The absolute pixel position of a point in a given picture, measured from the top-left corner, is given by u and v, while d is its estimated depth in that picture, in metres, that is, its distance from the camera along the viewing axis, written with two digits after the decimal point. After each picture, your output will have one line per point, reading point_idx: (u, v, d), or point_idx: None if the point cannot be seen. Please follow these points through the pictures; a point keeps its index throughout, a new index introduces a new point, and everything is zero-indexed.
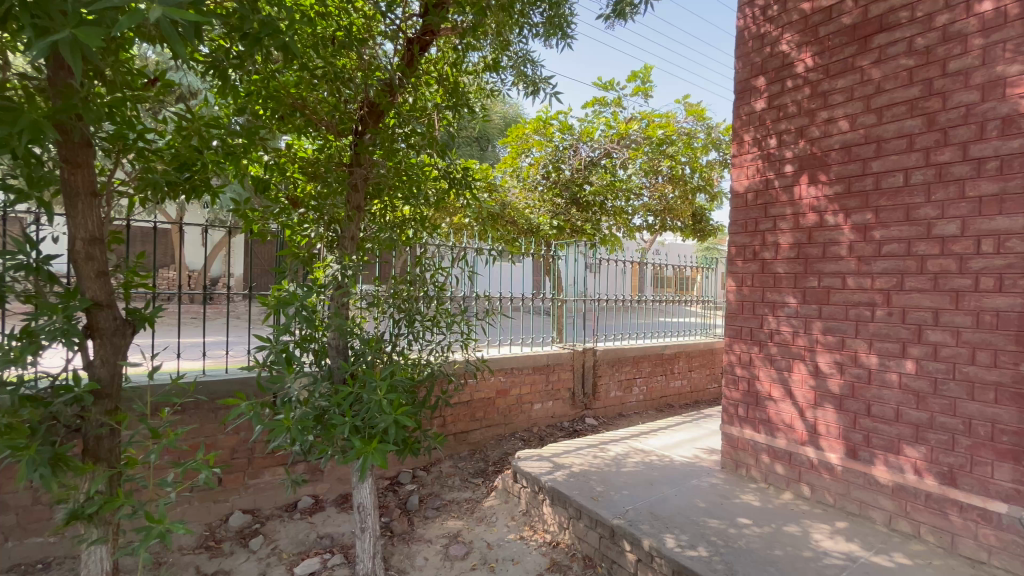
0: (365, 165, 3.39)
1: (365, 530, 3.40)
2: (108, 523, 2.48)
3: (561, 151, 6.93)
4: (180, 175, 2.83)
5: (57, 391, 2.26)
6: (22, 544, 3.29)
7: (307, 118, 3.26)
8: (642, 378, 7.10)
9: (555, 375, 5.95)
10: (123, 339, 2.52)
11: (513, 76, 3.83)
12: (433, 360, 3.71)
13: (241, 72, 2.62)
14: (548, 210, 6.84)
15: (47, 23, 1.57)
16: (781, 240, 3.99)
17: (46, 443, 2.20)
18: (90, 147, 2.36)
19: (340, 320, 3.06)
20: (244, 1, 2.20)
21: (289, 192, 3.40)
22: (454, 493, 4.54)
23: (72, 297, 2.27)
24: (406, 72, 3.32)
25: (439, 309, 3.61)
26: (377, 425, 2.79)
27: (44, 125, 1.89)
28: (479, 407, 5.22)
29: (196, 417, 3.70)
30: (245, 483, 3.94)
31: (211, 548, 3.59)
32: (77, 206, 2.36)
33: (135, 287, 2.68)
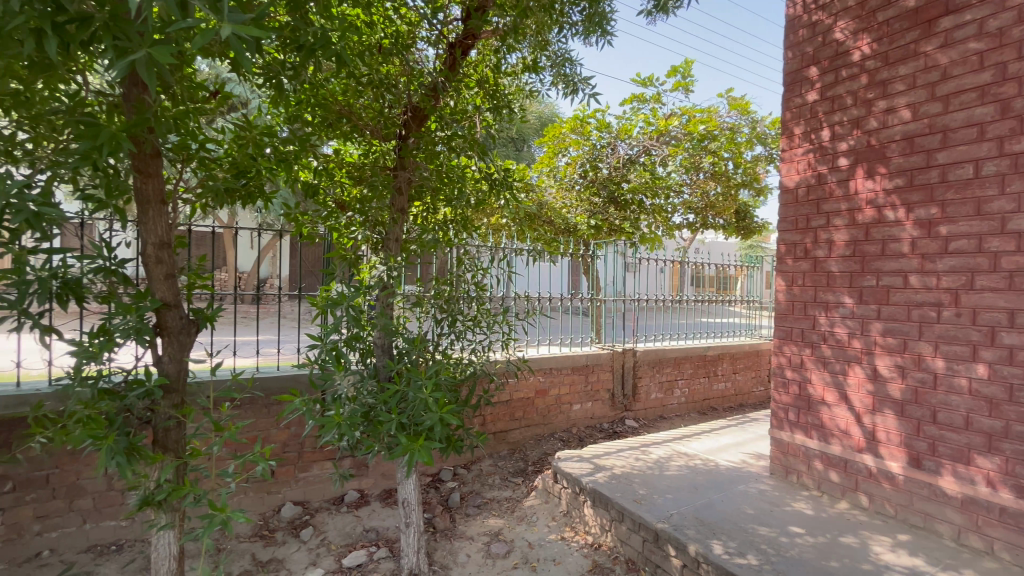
0: (409, 168, 3.47)
1: (410, 525, 3.47)
2: (175, 510, 2.64)
3: (598, 149, 6.84)
4: (237, 182, 2.95)
5: (130, 386, 2.43)
6: (98, 527, 3.55)
7: (354, 124, 3.36)
8: (683, 379, 6.94)
9: (594, 375, 5.90)
10: (189, 337, 2.68)
11: (552, 76, 3.81)
12: (474, 360, 3.76)
13: (293, 83, 2.73)
14: (586, 209, 6.76)
15: (127, 44, 1.71)
16: (836, 237, 3.81)
17: (122, 433, 2.36)
18: (159, 157, 2.52)
19: (386, 320, 3.15)
20: (299, 15, 2.32)
21: (337, 197, 3.53)
22: (495, 492, 4.58)
23: (143, 297, 2.44)
24: (448, 76, 3.41)
25: (479, 309, 3.70)
26: (423, 422, 2.86)
27: (121, 138, 2.05)
28: (519, 407, 5.24)
29: (252, 412, 3.89)
30: (296, 475, 4.10)
31: (265, 537, 3.76)
32: (148, 212, 2.53)
33: (198, 288, 2.84)
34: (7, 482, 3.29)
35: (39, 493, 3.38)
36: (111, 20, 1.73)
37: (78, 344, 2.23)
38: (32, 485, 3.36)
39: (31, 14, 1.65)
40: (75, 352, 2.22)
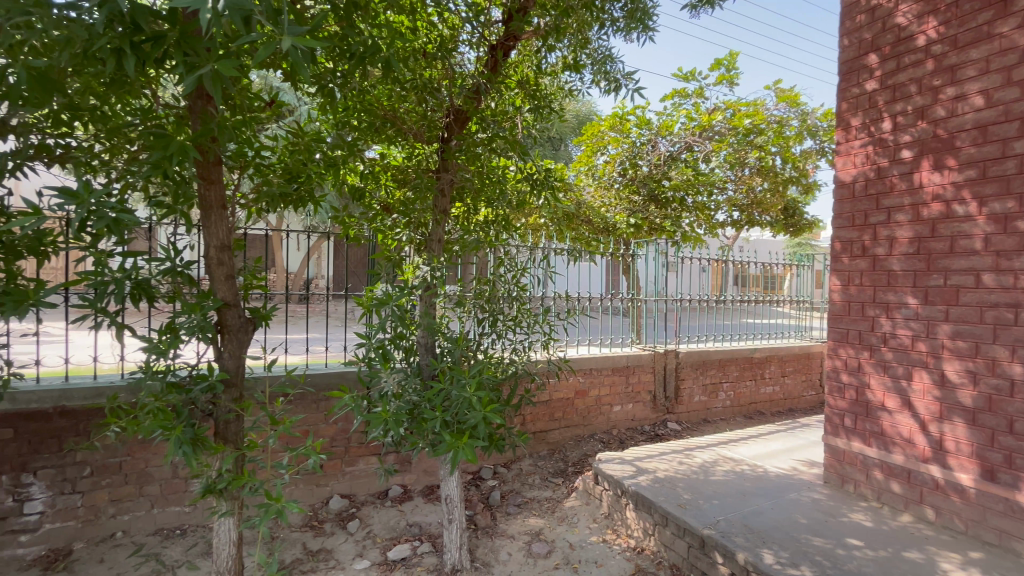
0: (451, 170, 3.52)
1: (452, 521, 3.53)
2: (235, 498, 2.79)
3: (638, 146, 6.69)
4: (290, 186, 3.09)
5: (195, 380, 2.59)
6: (165, 512, 3.79)
7: (398, 128, 3.44)
8: (728, 382, 6.71)
9: (635, 377, 5.80)
10: (247, 334, 2.83)
11: (593, 74, 3.76)
12: (516, 360, 3.77)
13: (342, 89, 2.82)
14: (625, 208, 6.63)
15: (195, 60, 1.83)
16: (898, 234, 3.60)
17: (188, 425, 2.52)
18: (220, 165, 2.68)
19: (430, 320, 3.22)
20: (349, 25, 2.42)
21: (383, 199, 3.62)
22: (535, 492, 4.59)
23: (207, 297, 2.59)
24: (491, 78, 3.44)
25: (520, 309, 3.71)
26: (467, 420, 2.91)
27: (188, 147, 2.20)
28: (559, 407, 5.22)
29: (303, 407, 4.06)
30: (343, 469, 4.24)
31: (315, 527, 3.91)
32: (211, 217, 2.69)
33: (254, 288, 2.99)
34: (86, 467, 3.56)
35: (113, 479, 3.64)
36: (181, 38, 1.87)
37: (149, 341, 2.39)
38: (107, 470, 3.62)
39: (114, 36, 1.81)
40: (146, 349, 2.38)
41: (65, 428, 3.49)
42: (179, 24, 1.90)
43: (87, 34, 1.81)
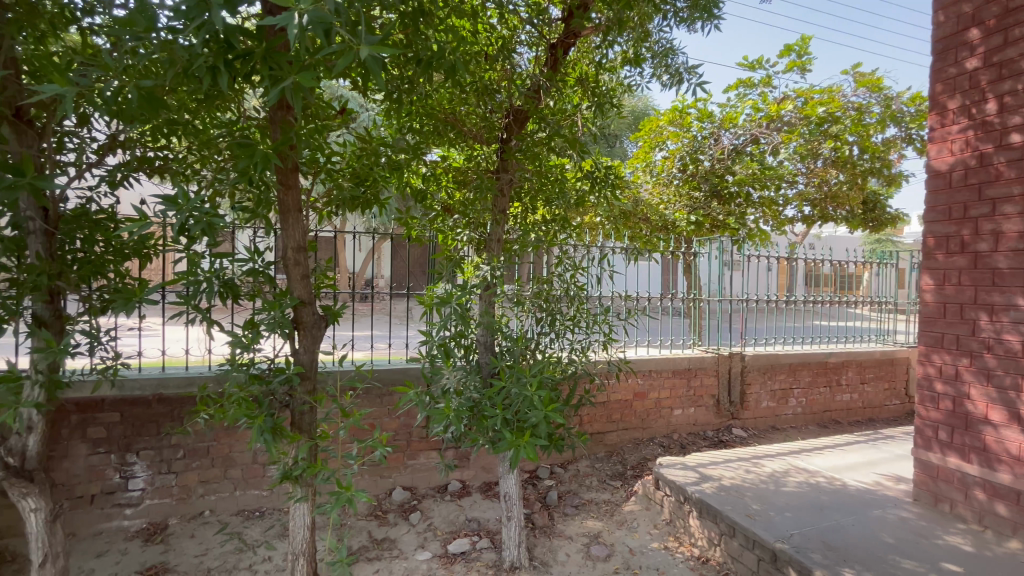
0: (511, 170, 3.54)
1: (511, 518, 3.56)
2: (309, 485, 2.96)
3: (699, 141, 6.43)
4: (358, 189, 3.25)
5: (274, 373, 2.77)
6: (246, 494, 4.09)
7: (459, 130, 3.52)
8: (800, 388, 6.31)
9: (697, 380, 5.59)
10: (319, 331, 2.99)
11: (654, 67, 3.65)
12: (575, 360, 3.74)
13: (406, 93, 2.92)
14: (685, 205, 6.35)
15: (279, 73, 1.98)
16: (1005, 228, 3.23)
17: (269, 414, 2.70)
18: (297, 171, 2.85)
19: (490, 318, 3.26)
20: (415, 32, 2.50)
21: (443, 200, 3.71)
22: (593, 494, 4.53)
23: (285, 296, 2.76)
24: (551, 76, 3.43)
25: (579, 308, 3.67)
26: (528, 419, 2.93)
27: (271, 155, 2.37)
28: (617, 408, 5.13)
29: (369, 401, 4.24)
30: (405, 462, 4.38)
31: (379, 516, 4.07)
32: (288, 220, 2.86)
33: (324, 287, 3.21)
34: (180, 450, 3.91)
35: (202, 462, 3.97)
36: (266, 54, 2.02)
37: (235, 335, 2.58)
38: (198, 454, 3.96)
39: (210, 55, 1.98)
40: (232, 344, 2.57)
41: (162, 414, 3.85)
42: (265, 40, 2.05)
43: (187, 54, 2.00)
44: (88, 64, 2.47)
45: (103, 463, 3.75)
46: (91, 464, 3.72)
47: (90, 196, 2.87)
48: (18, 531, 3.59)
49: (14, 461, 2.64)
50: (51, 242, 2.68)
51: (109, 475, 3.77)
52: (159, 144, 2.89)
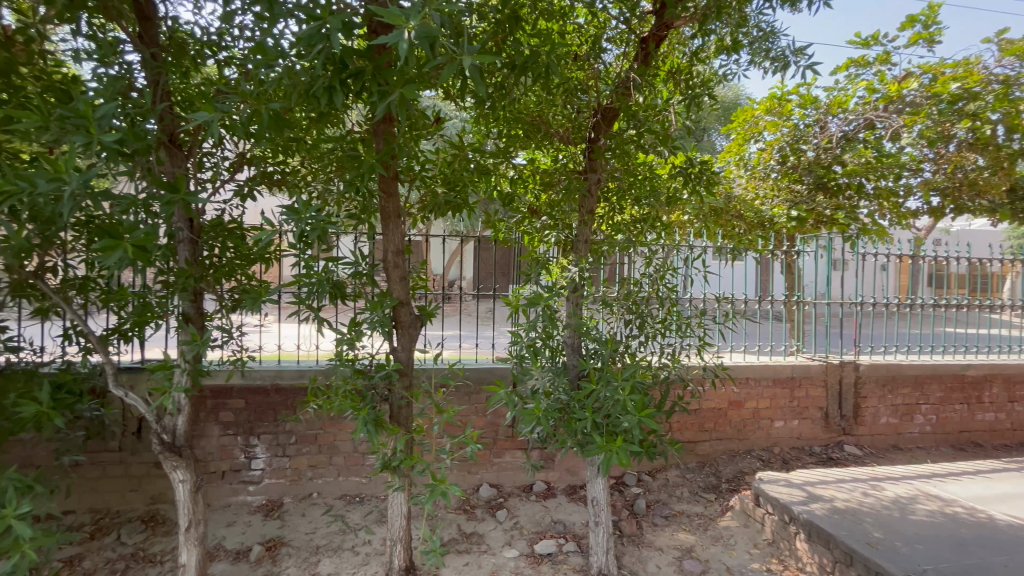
0: (599, 169, 3.49)
1: (599, 524, 3.51)
2: (405, 476, 3.10)
3: (803, 128, 4.98)
4: (452, 194, 3.42)
5: (376, 368, 2.97)
6: (348, 480, 4.41)
7: (546, 131, 3.53)
8: (929, 404, 5.54)
9: (802, 391, 5.12)
10: (416, 330, 3.17)
11: (754, 54, 3.37)
12: (666, 364, 3.60)
13: (496, 100, 3.00)
14: (785, 200, 4.84)
15: (388, 87, 2.15)
16: None
17: (371, 407, 2.91)
18: (396, 180, 3.04)
19: (577, 320, 3.23)
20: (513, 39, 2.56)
21: (530, 202, 3.73)
22: (685, 505, 4.32)
23: (386, 297, 2.95)
24: (642, 70, 3.32)
25: (670, 311, 3.53)
26: (621, 424, 2.88)
27: (376, 165, 2.58)
28: (710, 417, 4.85)
29: (460, 398, 4.38)
30: (491, 460, 4.46)
31: (468, 511, 4.18)
32: (389, 225, 3.06)
33: (419, 288, 3.37)
34: (293, 436, 4.31)
35: (311, 448, 4.35)
36: (375, 71, 2.21)
37: (343, 332, 2.81)
38: (307, 440, 4.34)
39: (328, 75, 2.21)
40: (339, 340, 2.79)
41: (278, 402, 4.27)
42: (373, 59, 2.25)
43: (310, 78, 2.25)
44: (224, 93, 2.81)
45: (232, 444, 4.24)
46: (222, 444, 4.23)
47: (224, 208, 3.27)
48: (167, 498, 4.17)
49: (168, 437, 3.07)
50: (196, 248, 3.08)
51: (236, 455, 4.25)
52: (278, 158, 3.24)
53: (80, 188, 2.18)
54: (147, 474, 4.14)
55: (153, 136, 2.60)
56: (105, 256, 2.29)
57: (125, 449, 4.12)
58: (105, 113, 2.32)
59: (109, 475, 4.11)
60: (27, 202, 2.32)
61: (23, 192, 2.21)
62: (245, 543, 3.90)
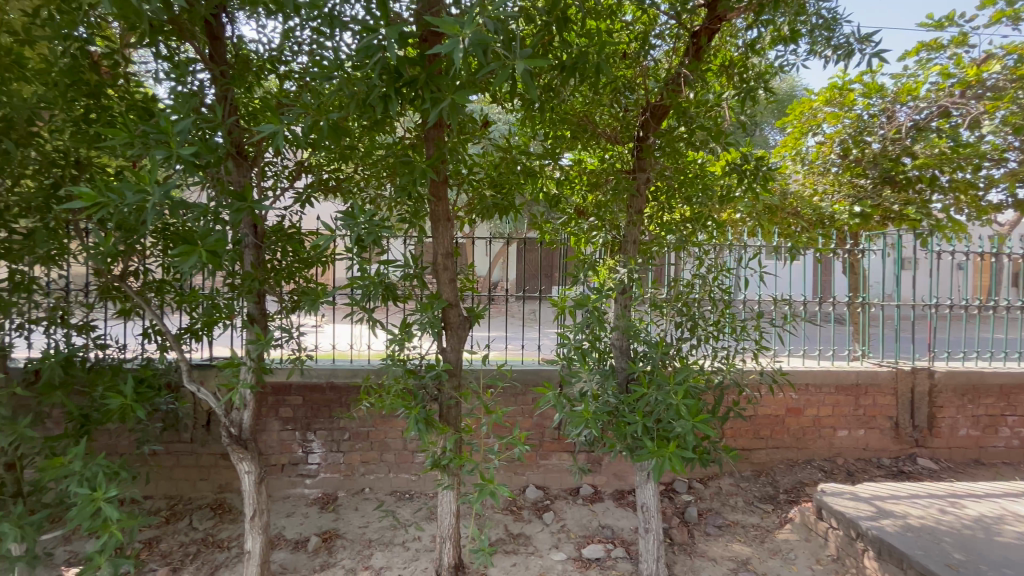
0: (648, 168, 3.43)
1: (649, 531, 3.46)
2: (454, 475, 3.16)
3: (866, 121, 4.48)
4: (500, 197, 3.48)
5: (426, 368, 3.05)
6: (398, 476, 4.53)
7: (594, 132, 3.51)
8: (1016, 416, 5.06)
9: (869, 398, 4.80)
10: (464, 331, 3.23)
11: (814, 43, 3.19)
12: (720, 369, 3.48)
13: (544, 103, 3.01)
14: (847, 196, 4.49)
15: (440, 94, 2.21)
16: None
17: (422, 406, 2.99)
18: (446, 183, 3.11)
19: (626, 323, 3.18)
20: (563, 41, 2.56)
21: (577, 203, 3.71)
22: (739, 516, 4.18)
23: (436, 299, 3.02)
24: (694, 65, 3.23)
25: (724, 314, 3.41)
26: (673, 429, 2.81)
27: (428, 170, 2.66)
28: (766, 424, 4.64)
29: (508, 399, 4.41)
30: (537, 461, 4.46)
31: (515, 512, 4.20)
32: (439, 228, 3.13)
33: (467, 290, 3.43)
34: (347, 432, 4.48)
35: (363, 444, 4.50)
36: (428, 79, 2.29)
37: (395, 333, 2.89)
38: (360, 437, 4.50)
39: (384, 84, 2.31)
40: (391, 340, 2.87)
41: (333, 399, 4.45)
42: (425, 68, 2.32)
43: (366, 88, 2.36)
44: (286, 105, 2.96)
45: (291, 439, 4.46)
46: (282, 438, 4.45)
47: (285, 214, 3.45)
48: (233, 488, 4.44)
49: (235, 431, 3.27)
50: (260, 253, 3.27)
51: (295, 449, 4.46)
52: (333, 166, 3.38)
53: (162, 199, 2.37)
54: (215, 464, 4.43)
55: (222, 148, 2.78)
56: (182, 261, 2.47)
57: (195, 441, 4.42)
58: (183, 129, 2.50)
59: (182, 464, 4.42)
60: (117, 213, 2.53)
61: (114, 204, 2.42)
62: (304, 533, 4.10)
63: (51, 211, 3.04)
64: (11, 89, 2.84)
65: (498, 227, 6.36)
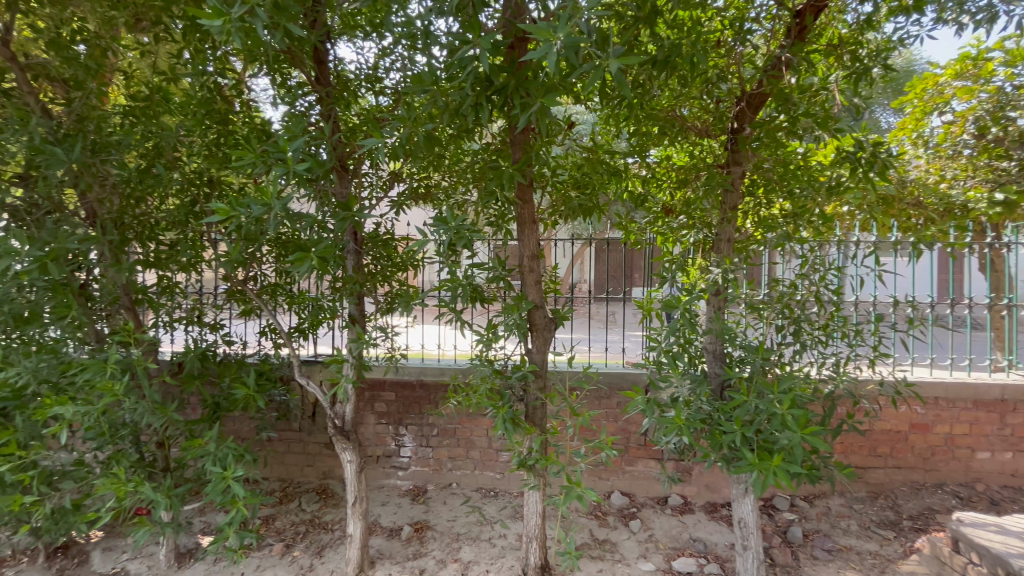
0: (744, 161, 3.24)
1: (747, 548, 3.23)
2: (540, 475, 3.17)
3: (1012, 91, 3.85)
4: (583, 197, 3.47)
5: (513, 369, 3.10)
6: (484, 474, 4.65)
7: (682, 126, 3.37)
8: None
9: (1018, 416, 4.11)
10: (550, 332, 3.25)
11: (946, 9, 2.80)
12: (830, 378, 3.17)
13: (631, 100, 2.95)
14: (986, 180, 3.80)
15: (529, 100, 2.27)
16: None
17: (509, 406, 3.04)
18: (531, 186, 3.15)
19: (721, 326, 3.00)
20: (658, 33, 2.49)
21: (663, 202, 3.60)
22: (853, 541, 3.78)
23: (522, 301, 3.06)
24: (798, 46, 2.98)
25: (833, 317, 3.10)
26: (778, 441, 2.60)
27: (516, 174, 2.73)
28: (884, 441, 4.16)
29: (593, 403, 4.36)
30: (623, 467, 4.35)
31: (600, 517, 4.14)
32: (525, 231, 3.17)
33: (550, 292, 3.47)
34: (435, 429, 4.68)
35: (451, 441, 4.68)
36: (517, 85, 2.37)
37: (483, 333, 2.97)
38: (447, 433, 4.68)
39: (475, 93, 2.43)
40: (478, 341, 2.96)
41: (423, 397, 4.67)
42: (516, 74, 2.39)
43: (458, 98, 2.48)
44: (384, 120, 3.18)
45: (385, 432, 4.75)
46: (377, 431, 4.76)
47: (382, 222, 3.70)
48: (335, 475, 4.82)
49: (339, 422, 3.55)
50: (359, 258, 3.51)
51: (388, 442, 4.75)
52: (424, 174, 3.56)
53: (281, 211, 2.63)
54: (320, 452, 4.83)
55: (328, 162, 3.04)
56: (296, 266, 2.73)
57: (303, 430, 4.85)
58: (296, 147, 2.76)
59: (293, 451, 4.88)
60: (244, 225, 2.85)
61: (243, 216, 2.72)
62: (397, 523, 4.33)
63: (191, 224, 3.47)
64: (159, 121, 3.32)
65: (580, 228, 6.29)
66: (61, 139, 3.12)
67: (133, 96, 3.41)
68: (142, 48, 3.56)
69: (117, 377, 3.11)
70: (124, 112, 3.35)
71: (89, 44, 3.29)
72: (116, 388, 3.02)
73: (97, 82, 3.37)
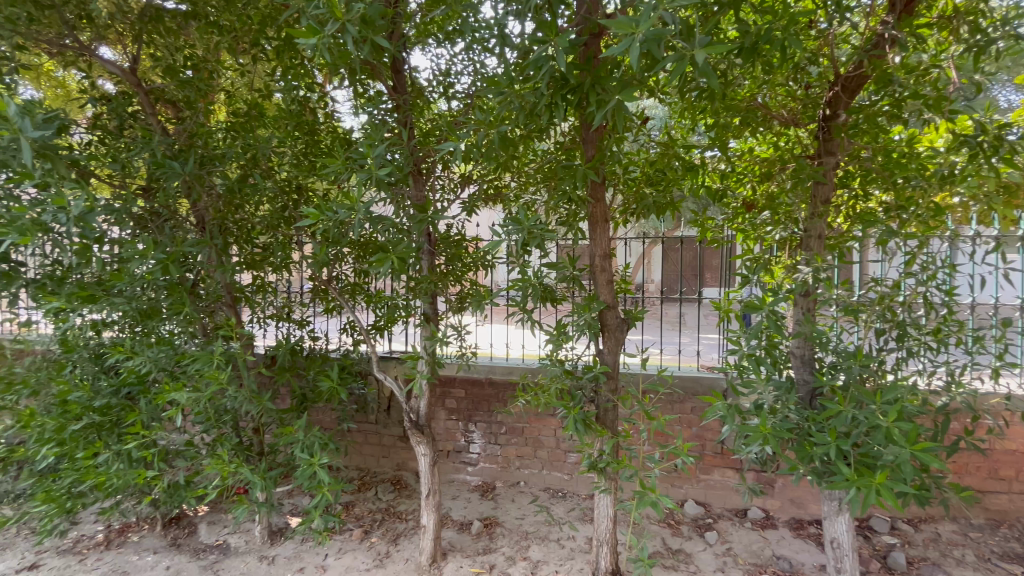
0: (839, 151, 3.00)
1: (841, 571, 2.97)
2: (611, 479, 3.10)
3: None
4: (657, 193, 3.36)
5: (584, 369, 3.07)
6: (551, 474, 4.65)
7: (765, 116, 3.14)
8: None
9: None
10: (623, 333, 3.17)
11: None
12: (942, 390, 2.84)
13: (710, 90, 2.79)
14: None
15: (605, 97, 2.22)
16: None
17: (581, 407, 3.01)
18: (603, 185, 3.11)
19: (812, 330, 2.75)
20: (746, 19, 2.37)
21: (742, 197, 3.45)
22: (969, 573, 3.35)
23: (592, 300, 3.01)
24: (904, 21, 2.71)
25: (946, 321, 2.77)
26: (882, 457, 2.35)
27: (589, 172, 2.70)
28: (1006, 462, 3.67)
29: (666, 407, 4.22)
30: (698, 475, 4.18)
31: (673, 526, 4.00)
32: (597, 230, 3.12)
33: (622, 292, 3.40)
34: (503, 426, 4.75)
35: (519, 440, 4.72)
36: (593, 83, 2.34)
37: (554, 332, 2.96)
38: (515, 432, 4.72)
39: (551, 93, 2.43)
40: (549, 340, 2.95)
41: (492, 395, 4.74)
42: (592, 71, 2.37)
43: (532, 99, 2.51)
44: (458, 124, 3.28)
45: (455, 428, 4.88)
46: (448, 427, 4.90)
47: (455, 223, 3.81)
48: (409, 467, 5.03)
49: (413, 417, 3.69)
50: (433, 258, 3.64)
51: (458, 437, 4.88)
52: (494, 176, 3.63)
53: (364, 214, 2.79)
54: (395, 444, 5.07)
55: (406, 167, 3.18)
56: (377, 266, 2.88)
57: (379, 422, 5.11)
58: (378, 152, 2.91)
59: (370, 441, 5.15)
60: (330, 227, 3.04)
61: (329, 219, 2.89)
62: (467, 517, 4.43)
63: (281, 229, 3.74)
64: (257, 134, 3.63)
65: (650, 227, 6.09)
66: (176, 154, 3.50)
67: (235, 112, 3.76)
68: (240, 68, 3.91)
69: (222, 368, 3.44)
70: (226, 128, 3.69)
71: (198, 68, 3.68)
72: (221, 376, 3.33)
73: (205, 102, 3.76)
